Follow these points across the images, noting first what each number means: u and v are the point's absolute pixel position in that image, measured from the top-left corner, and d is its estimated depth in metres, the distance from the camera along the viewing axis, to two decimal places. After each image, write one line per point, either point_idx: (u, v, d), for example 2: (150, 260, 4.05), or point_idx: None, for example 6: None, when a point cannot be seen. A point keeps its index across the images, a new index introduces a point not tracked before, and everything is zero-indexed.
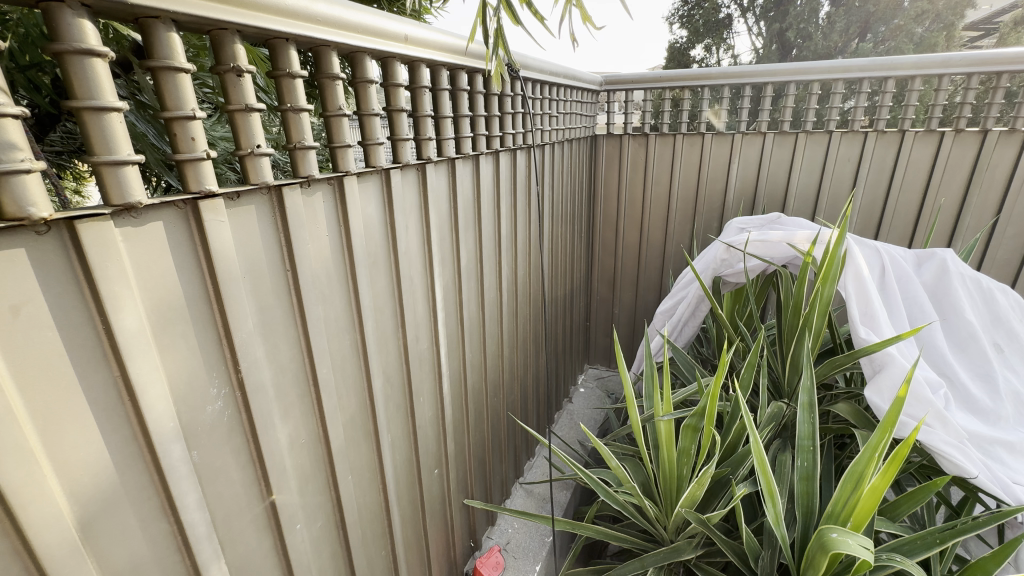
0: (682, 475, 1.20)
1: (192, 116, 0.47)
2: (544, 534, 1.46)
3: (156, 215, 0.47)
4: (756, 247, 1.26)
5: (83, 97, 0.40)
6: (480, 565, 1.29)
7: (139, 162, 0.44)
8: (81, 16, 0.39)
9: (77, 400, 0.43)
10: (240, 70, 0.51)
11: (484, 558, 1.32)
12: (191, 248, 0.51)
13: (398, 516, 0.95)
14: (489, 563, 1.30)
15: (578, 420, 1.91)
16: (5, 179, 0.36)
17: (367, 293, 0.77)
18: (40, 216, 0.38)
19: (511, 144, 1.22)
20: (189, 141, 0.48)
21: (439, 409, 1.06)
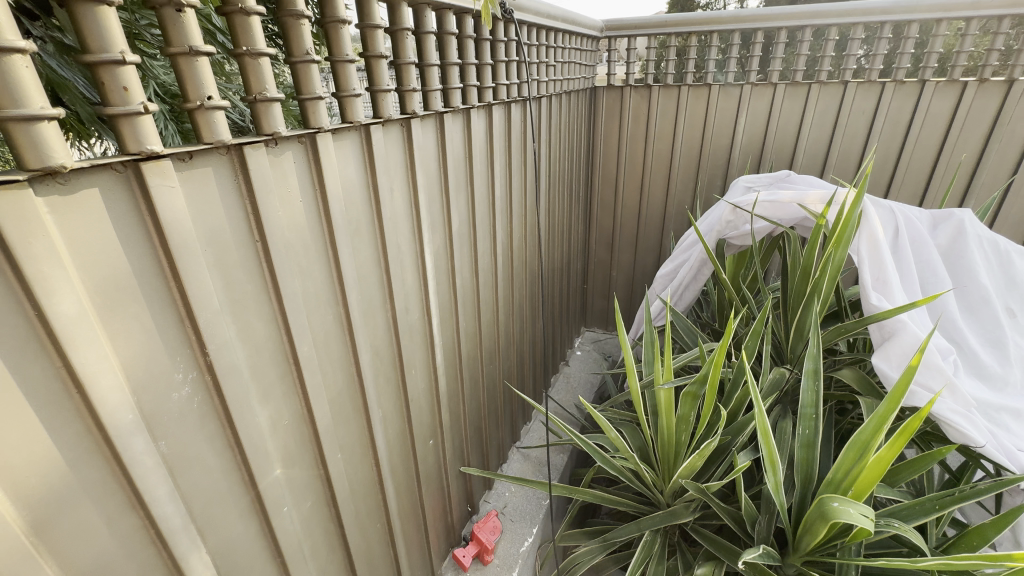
0: (680, 441, 1.18)
1: (122, 61, 0.40)
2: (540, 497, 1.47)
3: (89, 182, 0.40)
4: (764, 209, 1.19)
5: None
6: (478, 532, 1.28)
7: (57, 117, 0.37)
8: None
9: (11, 396, 0.38)
10: (179, 3, 0.43)
11: (481, 524, 1.31)
12: (137, 217, 0.44)
13: (392, 488, 0.93)
14: (487, 528, 1.29)
15: (574, 384, 1.89)
16: None
17: (349, 263, 0.71)
18: None
19: (505, 96, 1.12)
20: (120, 92, 0.40)
21: (433, 379, 1.03)
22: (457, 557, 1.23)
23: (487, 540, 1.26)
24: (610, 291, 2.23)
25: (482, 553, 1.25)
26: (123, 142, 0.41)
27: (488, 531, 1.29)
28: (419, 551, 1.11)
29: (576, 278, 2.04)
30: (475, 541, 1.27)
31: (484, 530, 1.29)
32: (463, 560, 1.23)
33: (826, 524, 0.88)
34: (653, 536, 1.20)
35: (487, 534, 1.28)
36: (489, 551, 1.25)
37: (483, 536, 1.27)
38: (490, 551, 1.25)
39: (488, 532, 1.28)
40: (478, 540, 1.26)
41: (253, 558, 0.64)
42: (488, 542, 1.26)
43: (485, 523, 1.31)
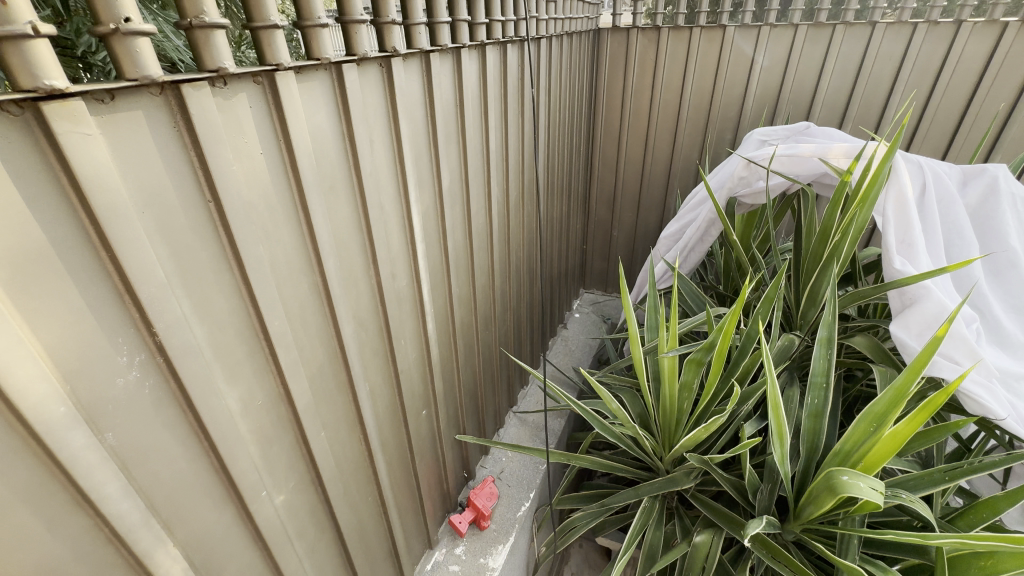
0: (682, 409, 1.15)
1: None
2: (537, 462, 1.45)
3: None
4: (781, 164, 1.11)
5: None
6: (475, 498, 1.26)
7: None
8: None
9: None
10: None
11: (478, 490, 1.29)
12: (44, 172, 0.36)
13: (383, 462, 0.89)
14: (483, 494, 1.28)
15: (573, 347, 1.85)
16: None
17: (324, 226, 0.63)
18: None
19: (500, 35, 1.00)
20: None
21: (425, 348, 0.97)
22: (454, 523, 1.22)
23: (484, 506, 1.25)
24: (610, 252, 2.15)
25: (479, 519, 1.25)
26: (12, 75, 0.33)
27: (485, 497, 1.28)
28: (414, 520, 1.09)
29: (575, 238, 1.95)
30: (472, 507, 1.26)
31: (481, 496, 1.27)
32: (460, 526, 1.22)
33: (834, 498, 0.85)
34: (652, 503, 1.19)
35: (484, 500, 1.27)
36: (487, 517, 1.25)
37: (481, 502, 1.26)
38: (487, 517, 1.25)
39: (485, 498, 1.27)
40: (475, 506, 1.25)
41: (232, 545, 0.60)
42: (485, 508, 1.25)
43: (482, 488, 1.29)
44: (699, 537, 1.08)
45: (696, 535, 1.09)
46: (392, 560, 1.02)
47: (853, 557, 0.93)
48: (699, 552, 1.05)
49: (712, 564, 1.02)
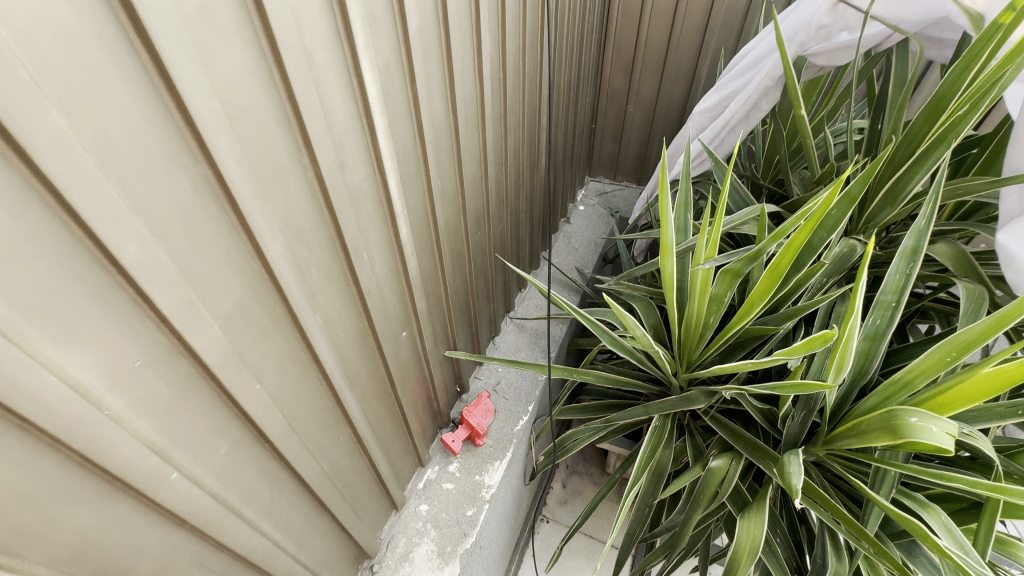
0: (709, 324, 0.98)
1: None
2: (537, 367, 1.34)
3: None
4: (885, 7, 0.81)
5: None
6: (469, 416, 1.16)
7: None
8: None
9: None
10: None
11: (472, 407, 1.19)
12: None
13: (355, 399, 0.74)
14: (478, 411, 1.18)
15: (577, 245, 1.64)
16: None
17: (201, 85, 0.38)
18: None
19: None
20: None
21: (400, 261, 0.76)
22: (447, 441, 1.13)
23: (479, 425, 1.15)
24: (623, 133, 1.84)
25: (474, 437, 1.16)
26: None
27: (480, 414, 1.18)
28: (400, 445, 0.98)
29: (584, 114, 1.63)
30: (466, 424, 1.17)
31: (476, 414, 1.17)
32: (454, 445, 1.13)
33: (892, 441, 0.72)
34: (663, 422, 1.09)
35: (479, 418, 1.17)
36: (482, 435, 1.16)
37: (475, 420, 1.16)
38: (483, 435, 1.16)
39: (481, 416, 1.17)
40: (470, 424, 1.15)
41: (141, 539, 0.45)
42: (481, 426, 1.15)
43: (477, 405, 1.19)
44: (714, 462, 0.99)
45: (711, 459, 1.00)
46: (379, 489, 0.93)
47: (886, 491, 0.85)
48: (714, 477, 0.97)
49: (728, 490, 0.94)
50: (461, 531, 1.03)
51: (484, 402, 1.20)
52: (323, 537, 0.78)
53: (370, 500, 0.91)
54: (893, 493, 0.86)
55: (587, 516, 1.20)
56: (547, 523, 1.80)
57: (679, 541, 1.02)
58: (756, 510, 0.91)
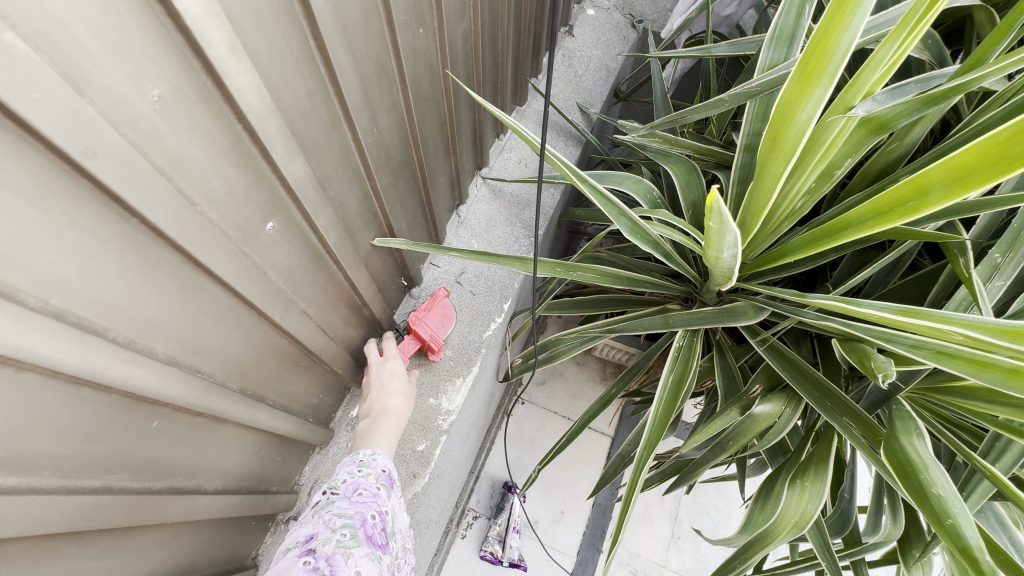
0: (800, 211, 0.60)
1: None
2: (519, 240, 0.96)
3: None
4: None
5: None
6: (418, 325, 0.80)
7: None
8: None
9: None
10: None
11: (422, 310, 0.82)
12: None
13: (159, 366, 0.38)
14: (431, 316, 0.82)
15: (583, 69, 1.14)
16: None
17: None
18: None
19: None
20: None
21: (201, 73, 0.32)
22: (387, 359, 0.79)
23: (434, 337, 0.81)
24: None
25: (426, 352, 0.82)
26: None
27: (434, 321, 0.82)
28: (309, 381, 0.65)
29: None
30: (413, 334, 0.81)
31: (429, 322, 0.81)
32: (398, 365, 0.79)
33: None
34: (689, 340, 0.79)
35: (433, 328, 0.81)
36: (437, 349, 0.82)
37: (427, 330, 0.81)
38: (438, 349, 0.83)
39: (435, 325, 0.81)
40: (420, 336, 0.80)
41: None
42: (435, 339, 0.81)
43: (428, 309, 0.82)
44: (761, 407, 0.70)
45: (756, 402, 0.71)
46: (276, 444, 0.63)
47: (1007, 467, 0.60)
48: (758, 426, 0.69)
49: (773, 446, 0.68)
50: (410, 471, 0.80)
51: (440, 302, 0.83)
52: (172, 543, 0.50)
53: (263, 461, 0.62)
54: (1015, 469, 0.61)
55: (575, 436, 0.98)
56: (522, 404, 1.64)
57: (686, 483, 0.79)
58: (813, 475, 0.66)
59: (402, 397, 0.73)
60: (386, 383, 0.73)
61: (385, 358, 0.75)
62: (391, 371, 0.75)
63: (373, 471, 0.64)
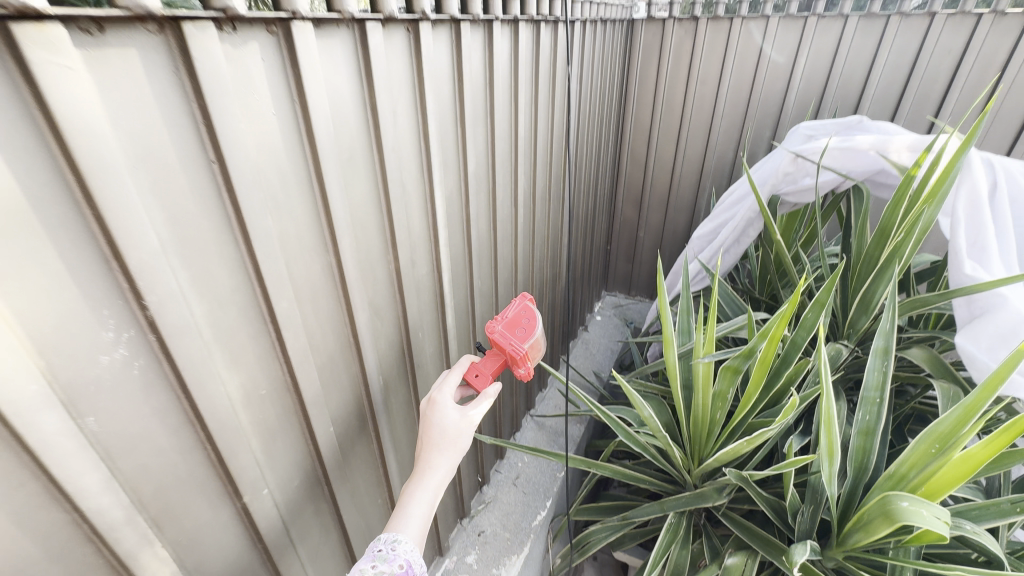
0: (715, 419, 1.05)
1: None
2: (555, 469, 1.39)
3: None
4: (832, 158, 1.03)
5: None
6: (500, 334, 0.74)
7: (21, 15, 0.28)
8: None
9: None
10: None
11: (501, 322, 0.75)
12: (37, 140, 0.32)
13: (394, 463, 0.83)
14: (512, 325, 0.75)
15: (594, 351, 1.77)
16: None
17: (341, 202, 0.57)
18: None
19: (534, 12, 0.91)
20: None
21: (443, 343, 0.90)
22: (468, 376, 0.73)
23: (514, 346, 0.73)
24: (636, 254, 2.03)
25: (512, 366, 0.74)
26: None
27: (515, 331, 0.75)
28: None
29: (600, 237, 1.85)
30: (495, 348, 0.75)
31: (512, 330, 0.75)
32: (479, 382, 0.72)
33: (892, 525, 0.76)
34: (679, 518, 1.11)
35: (515, 337, 0.74)
36: (524, 357, 0.73)
37: (508, 341, 0.73)
38: (524, 358, 0.73)
39: (519, 331, 0.74)
40: (503, 346, 0.73)
41: (229, 546, 0.55)
42: (520, 345, 0.73)
43: (510, 317, 0.76)
44: (731, 559, 0.99)
45: (728, 557, 1.00)
46: None
47: None
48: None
49: None
50: None
51: (524, 308, 0.77)
52: None
53: None
54: None
55: None
56: None
57: None
58: None
59: (445, 448, 0.63)
60: (432, 429, 0.63)
61: (434, 396, 0.67)
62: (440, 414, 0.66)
63: (390, 567, 0.52)
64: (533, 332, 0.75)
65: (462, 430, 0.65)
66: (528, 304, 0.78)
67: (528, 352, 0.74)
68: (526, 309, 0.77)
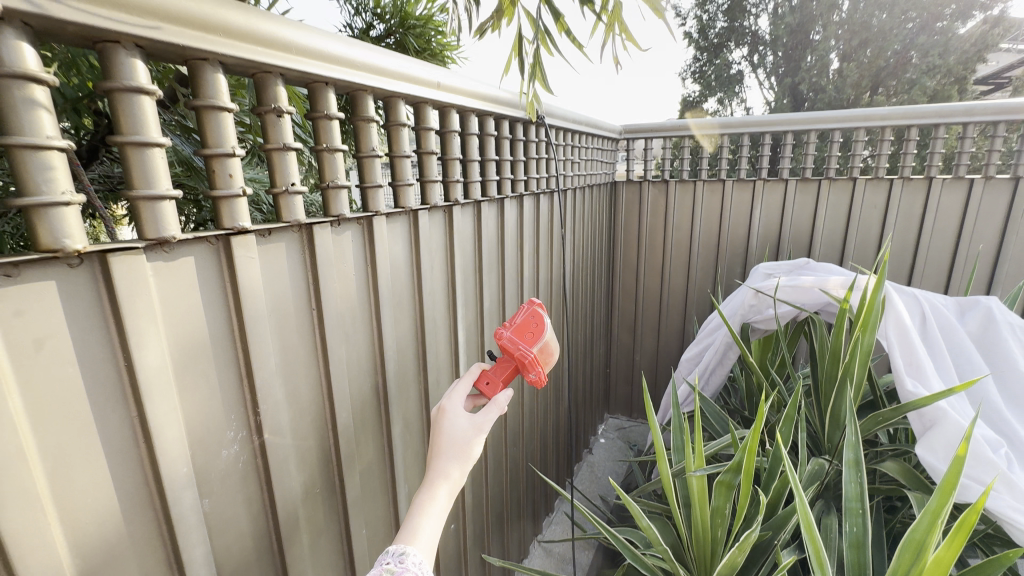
0: (716, 537, 1.08)
1: (239, 195, 0.49)
2: None
3: (65, 212, 0.36)
4: (786, 293, 1.23)
5: (221, 187, 0.47)
6: (507, 342, 0.66)
7: (235, 233, 0.49)
8: (141, 97, 0.40)
9: (107, 456, 0.42)
10: (287, 148, 0.53)
11: (509, 329, 0.67)
12: (221, 298, 0.50)
13: None
14: (521, 331, 0.67)
15: (600, 474, 1.80)
16: (121, 258, 0.40)
17: (390, 333, 0.75)
18: (145, 239, 0.42)
19: (535, 188, 1.20)
20: (232, 211, 0.49)
21: None
22: (479, 385, 0.65)
23: (525, 351, 0.64)
24: (634, 377, 2.15)
25: (522, 373, 0.65)
26: (220, 219, 0.48)
27: (525, 335, 0.66)
28: None
29: (598, 361, 2.00)
30: (506, 355, 0.66)
31: (521, 335, 0.67)
32: (491, 391, 0.64)
33: None
34: None
35: (524, 342, 0.66)
36: (535, 362, 0.65)
37: (517, 348, 0.65)
38: (534, 364, 0.65)
39: (528, 336, 0.66)
40: (511, 352, 0.65)
41: None
42: (529, 349, 0.65)
43: (517, 324, 0.68)
44: None
45: None
46: None
47: None
48: None
49: None
50: None
51: (533, 310, 0.68)
52: None
53: None
54: None
55: None
56: None
57: None
58: None
59: (455, 456, 0.53)
60: (440, 439, 0.54)
61: (444, 404, 0.58)
62: (450, 424, 0.56)
63: None
64: (543, 334, 0.67)
65: (474, 440, 0.55)
66: (537, 308, 0.69)
67: (538, 358, 0.66)
68: (535, 313, 0.68)
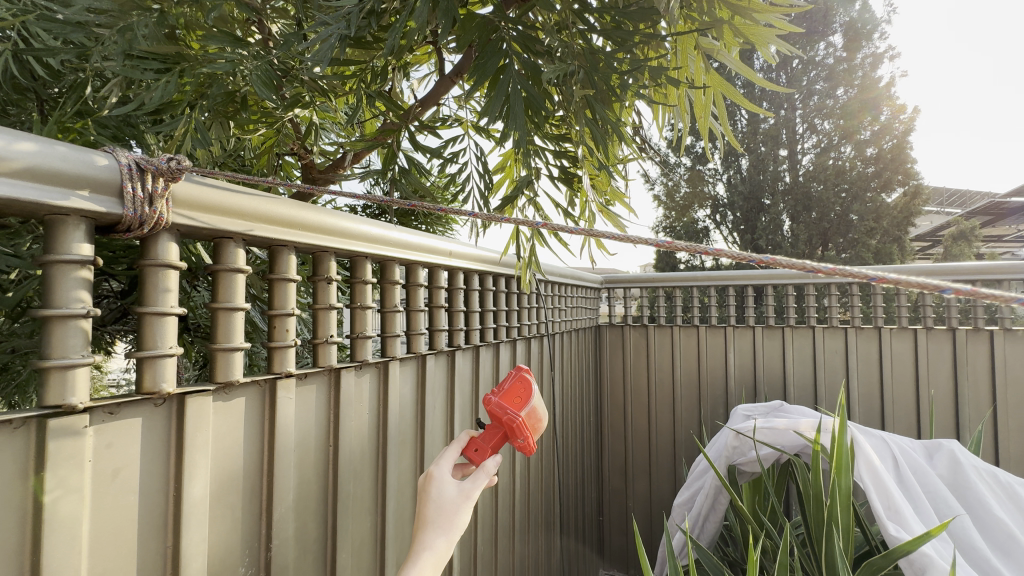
0: None
1: (289, 346, 0.60)
2: None
3: (168, 361, 0.46)
4: (765, 435, 1.29)
5: (278, 339, 0.59)
6: (495, 407, 0.65)
7: (281, 376, 0.59)
8: (236, 273, 0.53)
9: None
10: (331, 308, 0.66)
11: (497, 392, 0.65)
12: (258, 435, 0.58)
13: None
14: (510, 395, 0.65)
15: None
16: (195, 397, 0.49)
17: (393, 469, 0.80)
18: (216, 382, 0.51)
19: (526, 333, 1.33)
20: (281, 357, 0.59)
21: None
22: (467, 453, 0.63)
23: (514, 416, 0.63)
24: (628, 527, 2.05)
25: (511, 439, 0.63)
26: (272, 365, 0.59)
27: (513, 399, 0.65)
28: None
29: (590, 507, 1.93)
30: (494, 420, 0.65)
31: (509, 399, 0.65)
32: (479, 459, 0.62)
33: None
34: None
35: (512, 407, 0.64)
36: (523, 428, 0.63)
37: (506, 413, 0.64)
38: (523, 430, 0.63)
39: (516, 401, 0.65)
40: (499, 418, 0.64)
41: None
42: (517, 413, 0.64)
43: (506, 388, 0.66)
44: None
45: None
46: None
47: None
48: None
49: None
50: None
51: (521, 375, 0.67)
52: None
53: None
54: None
55: None
56: None
57: None
58: None
59: (442, 528, 0.52)
60: (427, 508, 0.53)
61: (432, 469, 0.56)
62: (438, 490, 0.54)
63: None
64: (532, 398, 0.66)
65: (461, 508, 0.54)
66: (525, 373, 0.69)
67: (527, 423, 0.64)
68: (523, 378, 0.67)
